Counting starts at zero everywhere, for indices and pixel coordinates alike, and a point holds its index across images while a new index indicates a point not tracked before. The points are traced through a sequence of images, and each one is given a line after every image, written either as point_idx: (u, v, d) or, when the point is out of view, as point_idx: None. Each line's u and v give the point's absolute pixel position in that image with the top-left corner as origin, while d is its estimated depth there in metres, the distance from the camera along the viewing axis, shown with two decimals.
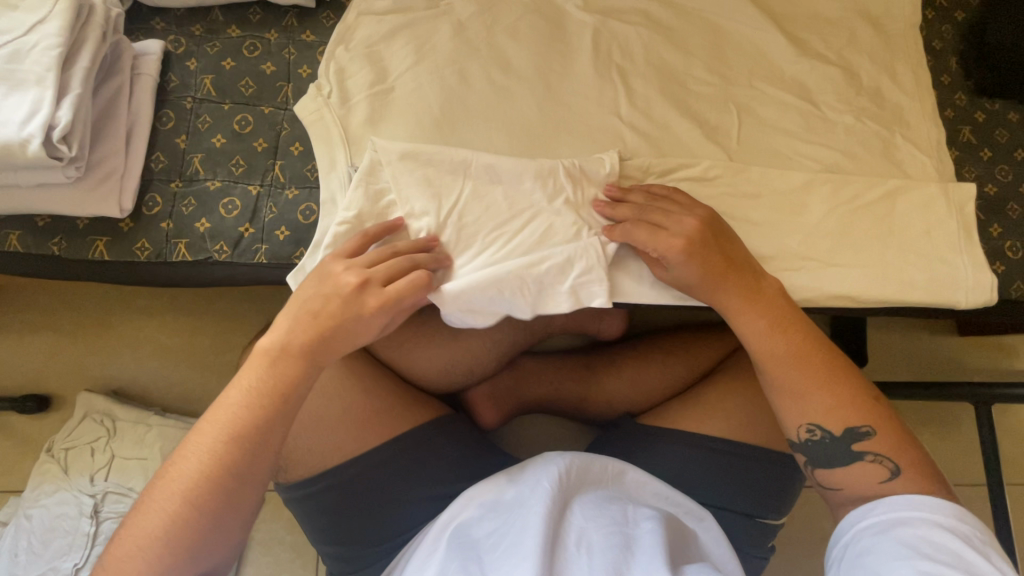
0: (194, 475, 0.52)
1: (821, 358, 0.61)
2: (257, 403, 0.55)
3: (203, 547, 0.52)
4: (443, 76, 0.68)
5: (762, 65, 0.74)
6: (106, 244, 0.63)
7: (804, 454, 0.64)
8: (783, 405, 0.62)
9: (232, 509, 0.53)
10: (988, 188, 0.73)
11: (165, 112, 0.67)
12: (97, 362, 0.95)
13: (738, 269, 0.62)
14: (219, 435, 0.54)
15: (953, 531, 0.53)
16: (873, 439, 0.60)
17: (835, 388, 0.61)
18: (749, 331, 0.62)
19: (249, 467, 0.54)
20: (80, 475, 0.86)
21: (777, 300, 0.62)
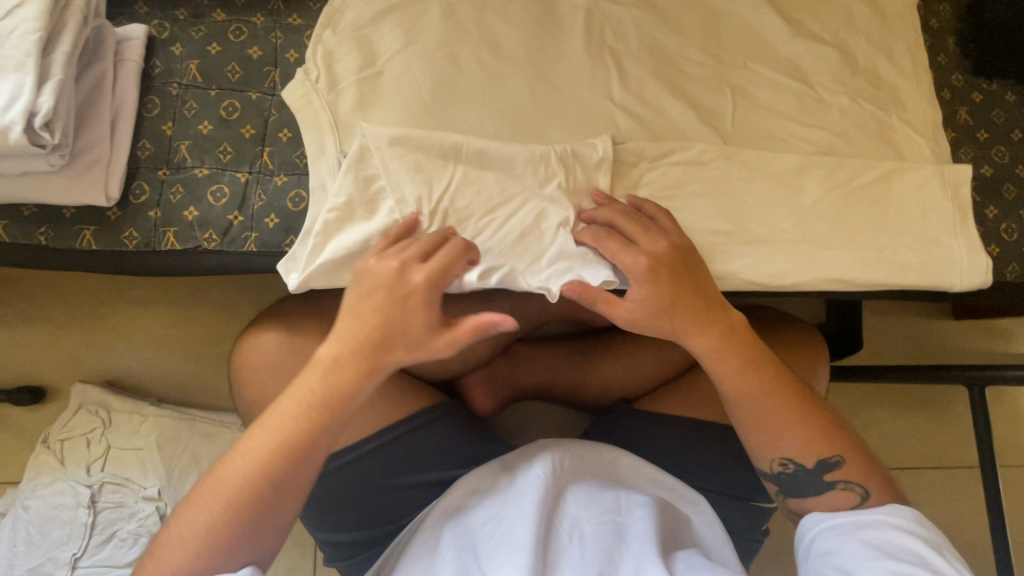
0: (242, 478, 0.53)
1: (789, 396, 0.62)
2: (310, 416, 0.55)
3: (243, 549, 0.53)
4: (433, 59, 0.67)
5: (757, 47, 0.73)
6: (94, 234, 0.62)
7: (775, 484, 0.65)
8: (757, 442, 0.63)
9: (274, 516, 0.54)
10: (984, 170, 0.72)
11: (150, 99, 0.66)
12: (91, 353, 0.95)
13: (711, 306, 0.62)
14: (268, 444, 0.54)
15: (913, 532, 0.55)
16: (842, 468, 0.61)
17: (808, 424, 0.62)
18: (721, 373, 0.63)
19: (293, 478, 0.54)
20: (76, 466, 0.86)
21: (745, 338, 0.63)
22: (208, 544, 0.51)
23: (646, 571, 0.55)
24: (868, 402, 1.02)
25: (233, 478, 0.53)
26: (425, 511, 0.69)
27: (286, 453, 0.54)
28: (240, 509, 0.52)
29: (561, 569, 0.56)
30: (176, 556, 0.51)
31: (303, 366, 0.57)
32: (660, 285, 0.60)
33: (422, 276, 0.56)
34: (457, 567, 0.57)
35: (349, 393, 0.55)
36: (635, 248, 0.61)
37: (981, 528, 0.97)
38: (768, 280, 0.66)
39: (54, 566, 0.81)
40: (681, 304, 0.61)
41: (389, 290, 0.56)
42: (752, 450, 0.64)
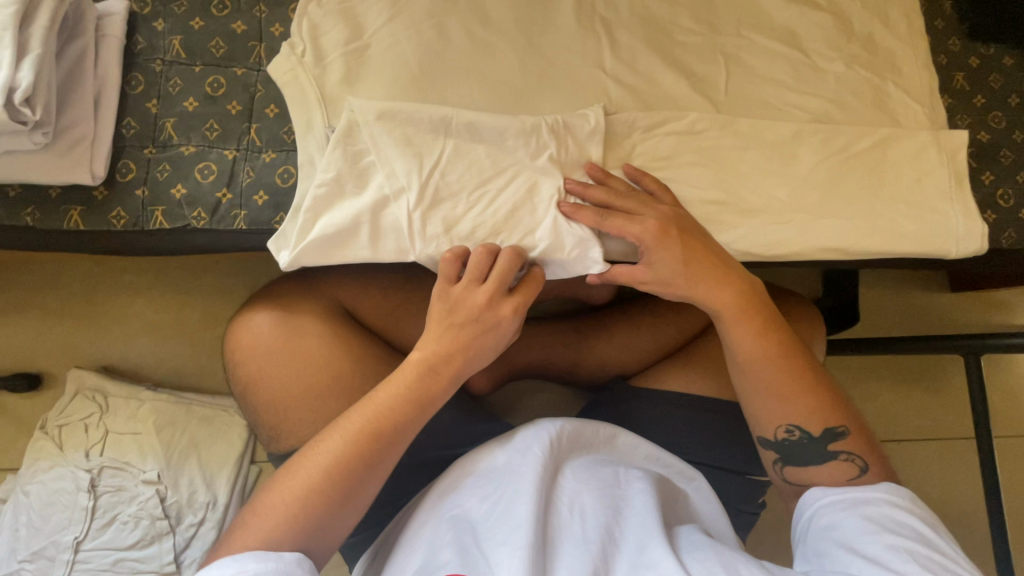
0: (339, 455, 0.55)
1: (800, 363, 0.62)
2: (401, 411, 0.57)
3: (328, 523, 0.53)
4: (420, 30, 0.66)
5: (750, 13, 0.72)
6: (81, 214, 0.62)
7: (776, 453, 0.64)
8: (765, 409, 0.63)
9: (358, 497, 0.55)
10: (981, 136, 0.72)
11: (134, 76, 0.65)
12: (87, 339, 0.95)
13: (728, 273, 0.62)
14: (360, 432, 0.56)
15: (911, 511, 0.55)
16: (847, 439, 0.62)
17: (817, 391, 0.62)
18: (737, 337, 0.63)
19: (377, 469, 0.56)
20: (74, 451, 0.86)
21: (761, 303, 0.63)
22: (294, 524, 0.52)
23: (649, 550, 0.55)
24: (864, 375, 1.02)
25: (323, 462, 0.54)
26: (425, 490, 0.68)
27: (376, 444, 0.56)
28: (327, 492, 0.53)
29: (562, 546, 0.56)
30: (269, 519, 0.52)
31: (397, 364, 0.59)
32: (671, 247, 0.60)
33: (513, 306, 0.60)
34: (457, 547, 0.56)
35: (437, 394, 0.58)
36: (642, 217, 0.61)
37: (977, 497, 0.98)
38: (763, 250, 0.66)
39: (56, 550, 0.81)
40: (696, 269, 0.61)
41: (483, 315, 0.59)
42: (756, 416, 0.64)
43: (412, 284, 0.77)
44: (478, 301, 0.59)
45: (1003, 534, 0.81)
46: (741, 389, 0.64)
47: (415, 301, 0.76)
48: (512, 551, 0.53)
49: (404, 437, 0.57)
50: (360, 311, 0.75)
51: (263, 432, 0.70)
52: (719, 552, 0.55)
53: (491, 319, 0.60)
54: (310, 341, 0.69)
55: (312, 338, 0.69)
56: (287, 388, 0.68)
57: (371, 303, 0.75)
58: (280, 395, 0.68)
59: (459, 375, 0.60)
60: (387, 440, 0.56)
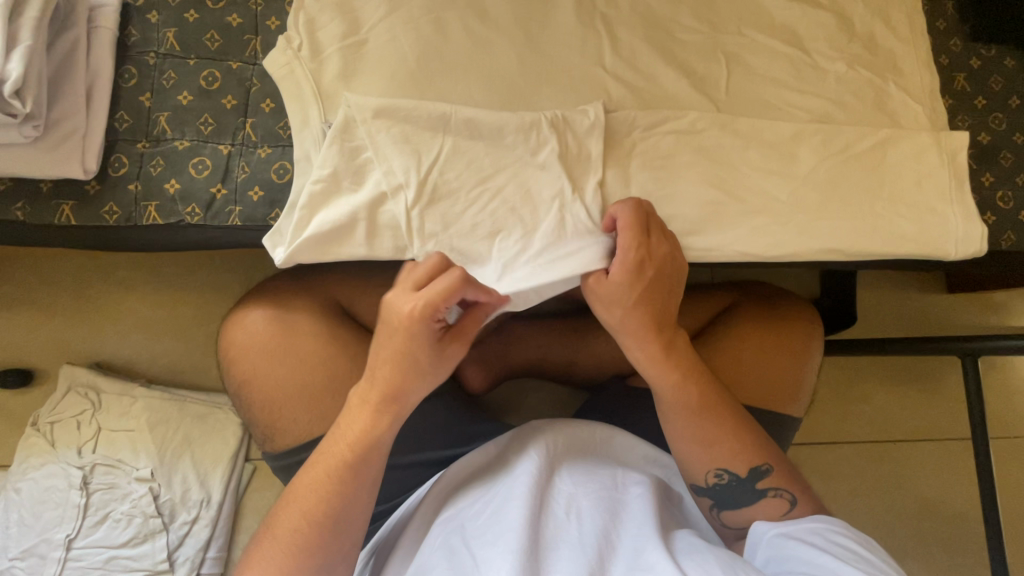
0: (298, 514, 0.56)
1: (722, 411, 0.63)
2: (354, 456, 0.57)
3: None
4: (418, 25, 0.65)
5: (752, 12, 0.71)
6: (72, 209, 0.61)
7: (711, 498, 0.65)
8: (690, 454, 0.64)
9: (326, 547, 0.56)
10: (982, 137, 0.71)
11: (127, 69, 0.64)
12: (80, 334, 0.94)
13: (661, 326, 0.61)
14: (313, 484, 0.57)
15: (853, 535, 0.55)
16: (772, 475, 0.64)
17: (741, 439, 0.64)
18: (661, 384, 0.62)
19: (343, 515, 0.56)
20: (66, 448, 0.85)
21: (686, 351, 0.63)
22: None
23: (647, 554, 0.54)
24: (861, 376, 1.02)
25: (292, 518, 0.56)
26: (420, 494, 0.68)
27: (337, 493, 0.56)
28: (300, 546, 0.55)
29: (556, 548, 0.55)
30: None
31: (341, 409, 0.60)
32: (646, 283, 0.58)
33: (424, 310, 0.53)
34: (447, 549, 0.57)
35: (376, 430, 0.57)
36: (644, 239, 0.58)
37: (972, 499, 0.98)
38: (762, 251, 0.65)
39: (48, 547, 0.81)
40: (633, 313, 0.59)
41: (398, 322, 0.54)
42: (686, 463, 0.64)
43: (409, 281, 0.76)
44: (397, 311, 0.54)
45: (998, 537, 0.81)
46: (670, 432, 0.64)
47: None
48: (501, 556, 0.53)
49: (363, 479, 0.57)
50: (356, 308, 0.75)
51: (257, 431, 0.69)
52: (719, 556, 0.54)
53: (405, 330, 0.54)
54: (305, 339, 0.68)
55: (307, 336, 0.69)
56: (282, 386, 0.67)
57: (366, 300, 0.75)
58: (275, 394, 0.67)
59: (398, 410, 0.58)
60: (344, 486, 0.56)
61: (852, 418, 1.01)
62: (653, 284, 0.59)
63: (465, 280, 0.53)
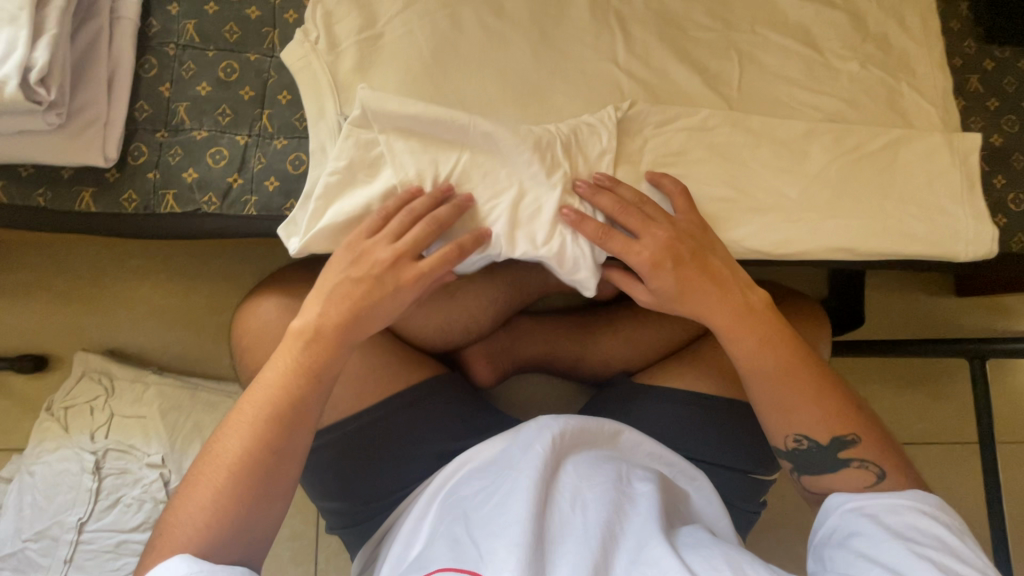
0: (239, 451, 0.55)
1: (804, 370, 0.63)
2: (297, 380, 0.57)
3: (247, 519, 0.54)
4: (433, 20, 0.66)
5: (765, 11, 0.71)
6: (92, 196, 0.62)
7: (790, 462, 0.66)
8: (773, 417, 0.64)
9: (274, 482, 0.55)
10: (994, 139, 0.71)
11: (147, 59, 0.65)
12: (93, 322, 0.95)
13: (725, 283, 0.63)
14: (257, 418, 0.56)
15: (933, 517, 0.55)
16: (859, 446, 0.62)
17: (823, 402, 0.63)
18: (735, 344, 0.64)
19: (291, 440, 0.56)
20: (80, 433, 0.86)
21: (764, 318, 0.64)
22: (208, 528, 0.52)
23: (649, 548, 0.55)
24: (867, 376, 1.02)
25: (236, 439, 0.55)
26: (426, 483, 0.69)
27: (275, 416, 0.56)
28: (240, 465, 0.54)
29: (563, 543, 0.56)
30: (186, 527, 0.52)
31: (279, 342, 0.60)
32: (688, 254, 0.62)
33: (414, 276, 0.59)
34: (451, 540, 0.57)
35: (328, 362, 0.58)
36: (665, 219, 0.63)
37: (976, 502, 0.98)
38: (770, 249, 0.66)
39: (60, 530, 0.82)
40: (689, 278, 0.62)
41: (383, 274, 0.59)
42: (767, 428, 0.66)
43: None
44: (384, 264, 0.59)
45: (1003, 540, 0.81)
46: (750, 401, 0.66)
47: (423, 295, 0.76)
48: (501, 549, 0.53)
49: (311, 403, 0.58)
50: None
51: None
52: (722, 552, 0.55)
53: (387, 280, 0.59)
54: None
55: None
56: None
57: None
58: None
59: (346, 344, 0.59)
60: (288, 411, 0.56)
61: None
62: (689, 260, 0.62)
63: (460, 256, 0.59)
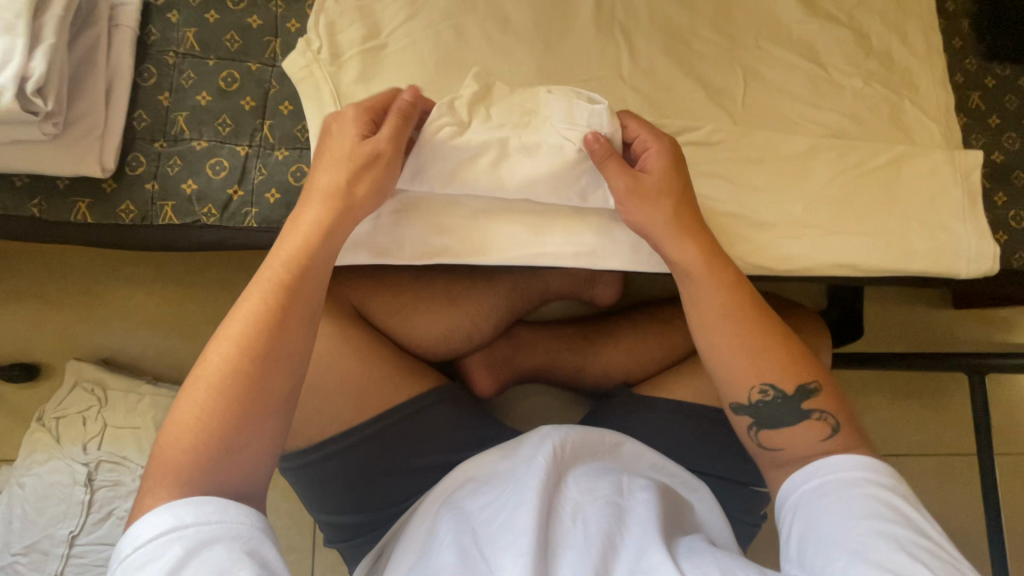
0: (228, 359, 0.48)
1: (760, 317, 0.59)
2: (286, 278, 0.51)
3: (243, 434, 0.47)
4: (438, 31, 0.65)
5: (770, 26, 0.71)
6: (88, 207, 0.61)
7: (750, 417, 0.60)
8: (730, 372, 0.59)
9: (269, 393, 0.48)
10: (995, 156, 0.72)
11: (146, 67, 0.63)
12: (87, 330, 0.93)
13: (683, 224, 0.59)
14: (248, 322, 0.49)
15: (897, 493, 0.52)
16: (819, 396, 0.58)
17: (781, 350, 0.59)
18: (690, 294, 0.61)
19: (286, 346, 0.50)
20: (71, 444, 0.85)
21: (722, 256, 0.61)
22: (201, 446, 0.45)
23: (648, 557, 0.54)
24: (866, 388, 1.02)
25: (210, 393, 0.47)
26: (427, 495, 0.69)
27: (256, 363, 0.48)
28: (225, 420, 0.47)
29: (565, 552, 0.55)
30: (175, 451, 0.45)
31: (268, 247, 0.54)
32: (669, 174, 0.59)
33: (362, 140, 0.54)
34: (456, 549, 0.56)
35: (318, 257, 0.53)
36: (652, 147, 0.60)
37: (973, 514, 0.99)
38: (775, 265, 0.66)
39: (51, 543, 0.80)
40: (662, 208, 0.59)
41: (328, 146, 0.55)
42: (729, 382, 0.60)
43: (423, 284, 0.77)
44: (338, 141, 0.55)
45: (1001, 553, 0.81)
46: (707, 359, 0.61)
47: (425, 301, 0.77)
48: (508, 559, 0.52)
49: (294, 339, 0.51)
50: (371, 311, 0.75)
51: None
52: (719, 560, 0.54)
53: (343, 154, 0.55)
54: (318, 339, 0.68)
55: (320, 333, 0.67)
56: None
57: (380, 302, 0.75)
58: None
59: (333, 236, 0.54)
60: (270, 353, 0.49)
61: None
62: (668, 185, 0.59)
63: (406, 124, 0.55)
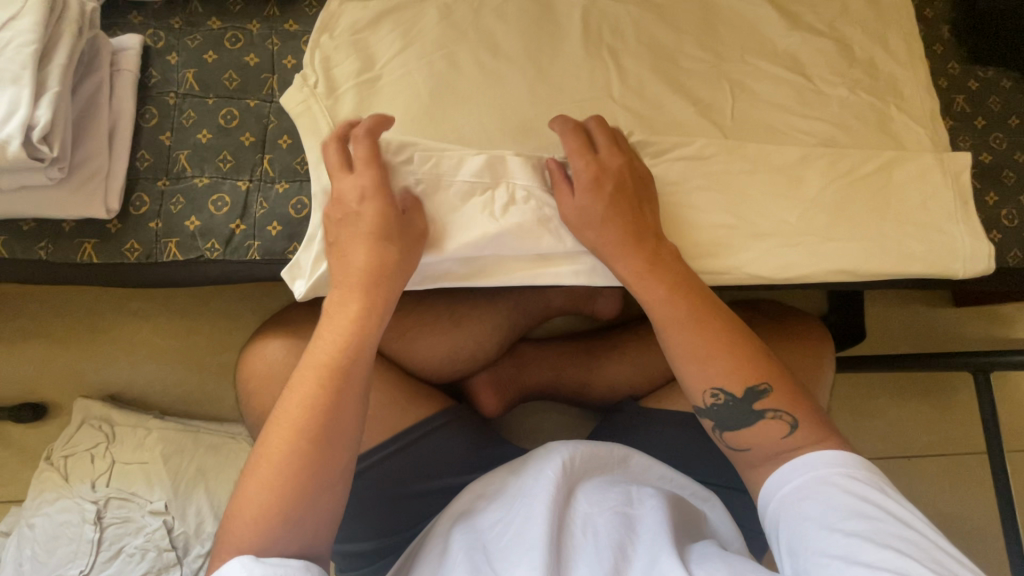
0: (289, 439, 0.51)
1: (708, 314, 0.60)
2: (338, 358, 0.54)
3: (309, 505, 0.50)
4: (431, 62, 0.67)
5: (754, 40, 0.73)
6: (94, 247, 0.62)
7: (711, 420, 0.60)
8: (687, 376, 0.60)
9: (330, 466, 0.52)
10: (984, 157, 0.73)
11: (148, 109, 0.65)
12: (93, 366, 0.94)
13: (623, 232, 0.61)
14: (304, 403, 0.52)
15: (870, 483, 0.52)
16: (770, 396, 0.58)
17: (734, 349, 0.59)
18: (647, 299, 0.61)
19: (342, 422, 0.53)
20: (81, 482, 0.85)
21: (668, 260, 0.62)
22: (270, 522, 0.49)
23: (661, 563, 0.54)
24: (871, 391, 1.02)
25: (265, 475, 0.50)
26: (437, 516, 0.68)
27: (315, 442, 0.51)
28: (279, 495, 0.50)
29: (576, 567, 0.55)
30: (247, 527, 0.49)
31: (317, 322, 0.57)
32: (606, 193, 0.61)
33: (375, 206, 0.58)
34: (468, 567, 0.56)
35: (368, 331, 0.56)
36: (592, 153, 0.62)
37: (989, 514, 0.98)
38: (773, 274, 0.66)
39: None
40: (598, 219, 0.61)
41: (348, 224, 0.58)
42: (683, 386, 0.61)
43: (426, 305, 0.77)
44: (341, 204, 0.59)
45: (1019, 553, 0.80)
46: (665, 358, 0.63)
47: (428, 322, 0.77)
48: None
49: (344, 416, 0.53)
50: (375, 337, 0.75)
51: None
52: (730, 563, 0.54)
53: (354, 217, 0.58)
54: None
55: None
56: None
57: (384, 327, 0.75)
58: None
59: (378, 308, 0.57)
60: (321, 435, 0.52)
61: (865, 434, 1.01)
62: (607, 196, 0.61)
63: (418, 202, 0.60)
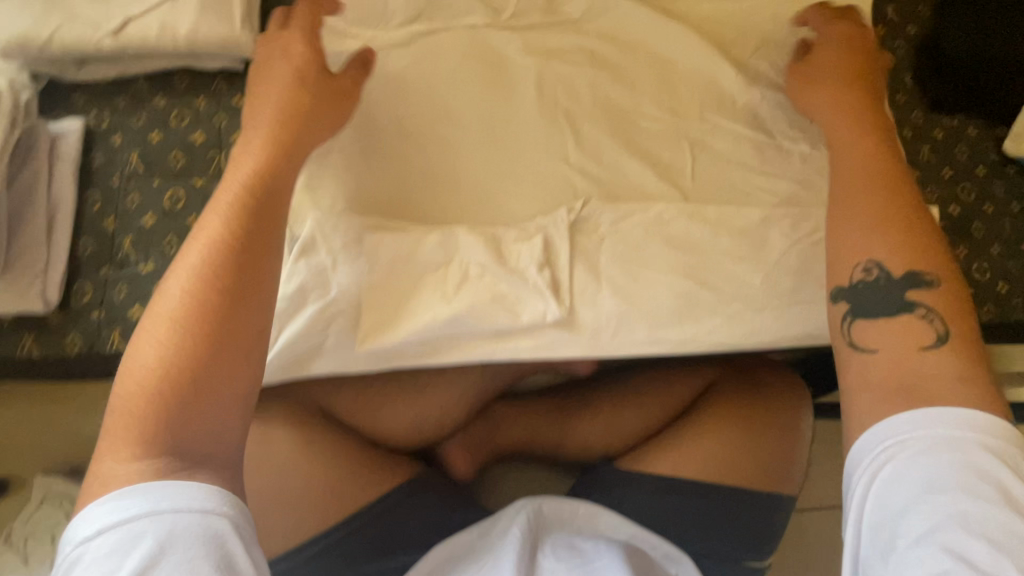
0: (161, 352, 0.47)
1: (903, 195, 0.58)
2: (210, 271, 0.51)
3: (198, 415, 0.46)
4: (382, 134, 0.66)
5: (714, 96, 0.71)
6: (34, 341, 0.60)
7: (849, 303, 0.56)
8: (846, 243, 0.58)
9: (215, 369, 0.48)
10: (951, 209, 0.71)
11: (91, 194, 0.63)
12: (54, 439, 0.91)
13: (866, 113, 0.64)
14: (176, 314, 0.49)
15: (998, 460, 0.45)
16: (934, 289, 0.54)
17: (892, 231, 0.57)
18: (846, 143, 0.62)
19: (222, 325, 0.49)
20: (41, 565, 0.82)
21: (882, 124, 0.63)
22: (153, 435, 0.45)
23: None
24: None
25: (135, 394, 0.46)
26: None
27: (193, 352, 0.47)
28: (156, 410, 0.46)
29: None
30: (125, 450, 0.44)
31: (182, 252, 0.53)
32: (865, 83, 0.65)
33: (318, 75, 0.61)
34: None
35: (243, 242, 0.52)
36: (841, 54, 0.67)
37: None
38: (739, 340, 0.64)
39: None
40: (850, 92, 0.64)
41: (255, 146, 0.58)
42: (835, 256, 0.58)
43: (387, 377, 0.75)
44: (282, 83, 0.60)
45: None
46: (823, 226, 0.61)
47: (392, 395, 0.75)
48: None
49: (228, 313, 0.50)
50: (337, 409, 0.73)
51: None
52: None
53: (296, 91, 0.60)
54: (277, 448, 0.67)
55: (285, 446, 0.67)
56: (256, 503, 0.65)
57: (345, 401, 0.73)
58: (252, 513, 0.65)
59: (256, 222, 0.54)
60: (203, 345, 0.48)
61: None
62: (854, 77, 0.65)
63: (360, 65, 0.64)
